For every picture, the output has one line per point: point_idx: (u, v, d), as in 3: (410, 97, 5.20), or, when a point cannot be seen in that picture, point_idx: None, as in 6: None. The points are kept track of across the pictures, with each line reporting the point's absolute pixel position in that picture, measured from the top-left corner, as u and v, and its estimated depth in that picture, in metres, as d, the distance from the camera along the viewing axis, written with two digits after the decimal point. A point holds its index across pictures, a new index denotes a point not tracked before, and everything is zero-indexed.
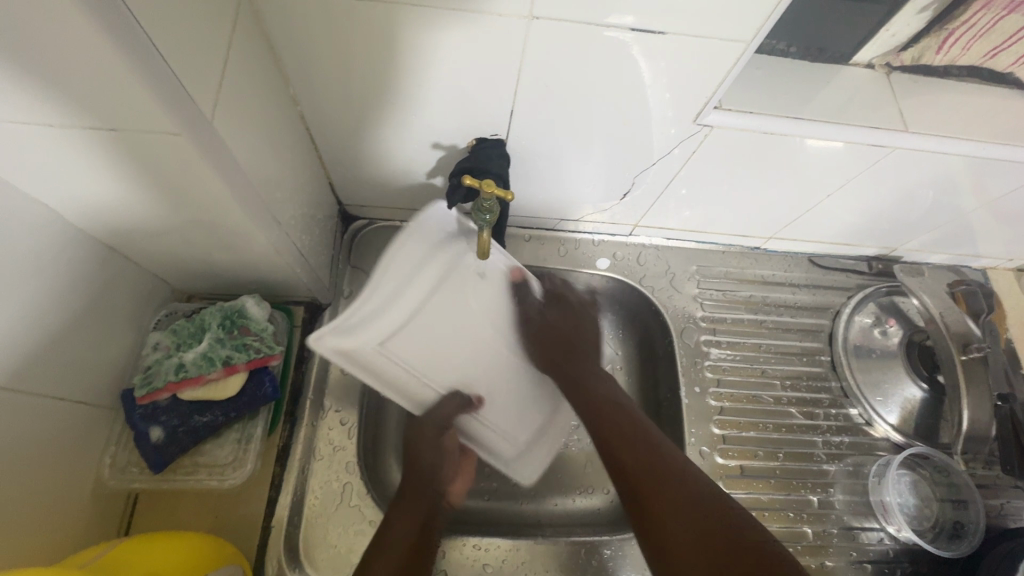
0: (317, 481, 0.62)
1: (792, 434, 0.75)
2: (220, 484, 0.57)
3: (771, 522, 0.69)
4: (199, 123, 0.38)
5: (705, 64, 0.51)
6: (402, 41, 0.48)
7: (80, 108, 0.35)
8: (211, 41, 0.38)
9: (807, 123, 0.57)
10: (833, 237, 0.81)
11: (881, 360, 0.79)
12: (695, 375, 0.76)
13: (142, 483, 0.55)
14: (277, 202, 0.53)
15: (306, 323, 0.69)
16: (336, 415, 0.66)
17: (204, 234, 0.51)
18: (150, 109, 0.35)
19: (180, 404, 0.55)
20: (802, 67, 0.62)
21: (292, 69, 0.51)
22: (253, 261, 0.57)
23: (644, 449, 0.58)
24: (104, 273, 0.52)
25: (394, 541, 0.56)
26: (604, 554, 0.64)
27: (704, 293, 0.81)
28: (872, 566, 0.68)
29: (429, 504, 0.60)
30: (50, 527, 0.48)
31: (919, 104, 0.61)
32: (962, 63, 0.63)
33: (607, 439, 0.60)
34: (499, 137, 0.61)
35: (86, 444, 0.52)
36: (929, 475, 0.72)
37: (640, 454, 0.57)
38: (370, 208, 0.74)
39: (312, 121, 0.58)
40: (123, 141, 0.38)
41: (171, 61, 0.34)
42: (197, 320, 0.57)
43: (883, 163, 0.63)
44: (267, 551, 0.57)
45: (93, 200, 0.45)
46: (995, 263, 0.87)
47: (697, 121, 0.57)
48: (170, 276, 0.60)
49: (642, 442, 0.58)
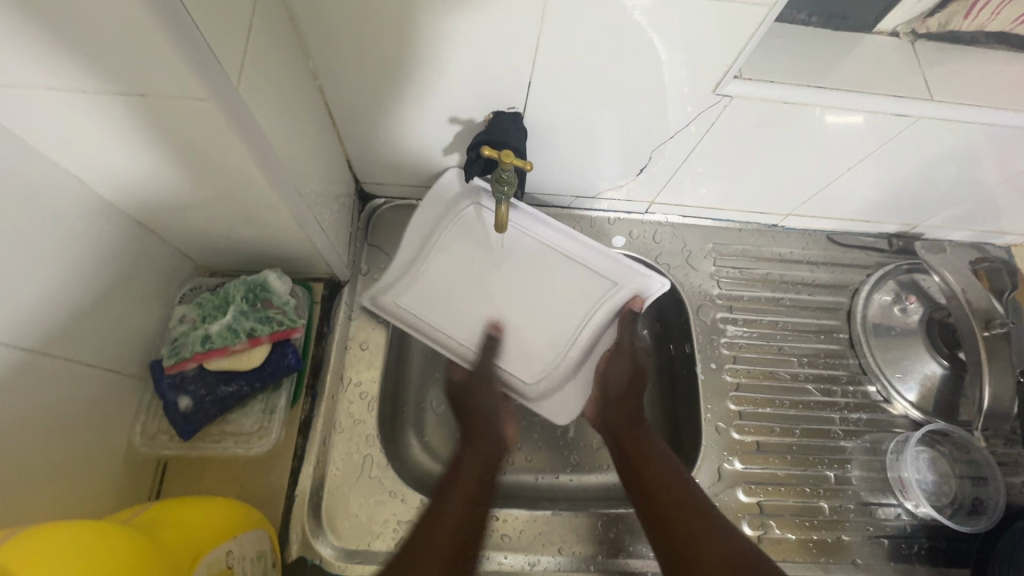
0: (338, 453, 0.64)
1: (809, 411, 0.74)
2: (247, 451, 0.59)
3: (787, 497, 0.69)
4: (226, 91, 0.39)
5: (727, 32, 0.50)
6: (420, 11, 0.48)
7: (111, 75, 0.36)
8: (235, 9, 0.39)
9: (830, 93, 0.56)
10: (853, 213, 0.79)
11: (901, 338, 0.78)
12: (711, 352, 0.76)
13: (172, 449, 0.57)
14: (298, 176, 0.53)
15: (325, 300, 0.69)
16: (355, 388, 0.68)
17: (229, 207, 0.52)
18: (180, 76, 0.35)
19: (206, 374, 0.56)
20: (823, 37, 0.61)
21: (311, 42, 0.52)
22: (275, 235, 0.58)
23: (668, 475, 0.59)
24: (132, 245, 0.53)
25: (455, 505, 0.55)
26: (620, 527, 0.65)
27: (721, 271, 0.81)
28: (889, 541, 0.68)
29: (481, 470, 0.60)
30: (86, 489, 0.50)
31: (945, 73, 0.60)
32: (991, 30, 0.62)
33: (652, 504, 0.56)
34: (517, 110, 0.60)
35: (117, 412, 0.54)
36: (948, 453, 0.72)
37: (664, 479, 0.58)
38: (387, 185, 0.75)
39: (331, 96, 0.58)
40: (150, 109, 0.39)
41: (201, 27, 0.35)
42: (221, 293, 0.58)
43: (906, 135, 0.61)
44: (292, 518, 0.59)
45: (121, 171, 0.46)
46: (1020, 240, 0.85)
47: (717, 92, 0.56)
48: (194, 251, 0.61)
49: (664, 468, 0.59)
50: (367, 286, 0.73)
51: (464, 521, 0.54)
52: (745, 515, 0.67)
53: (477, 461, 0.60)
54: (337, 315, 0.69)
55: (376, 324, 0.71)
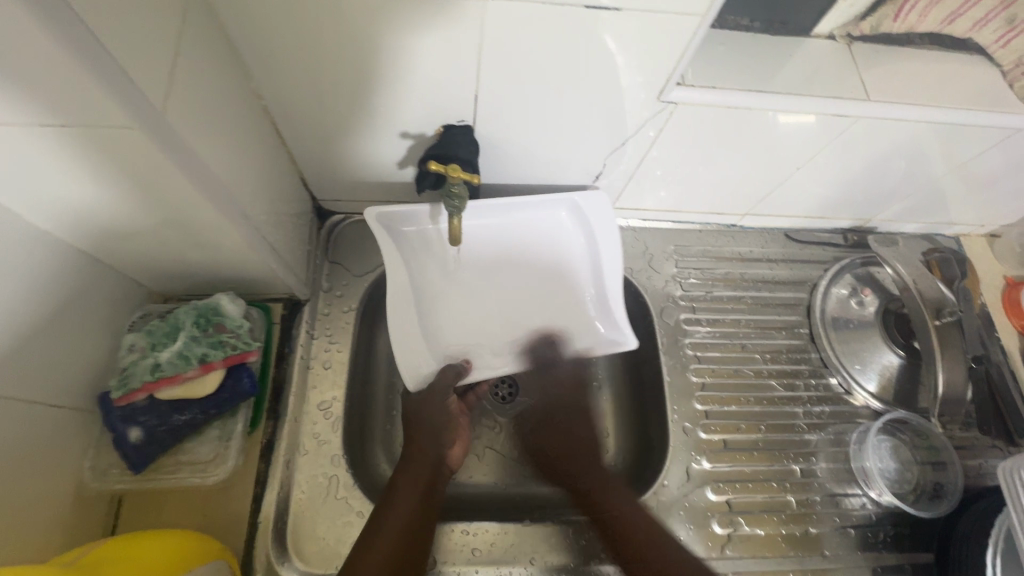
0: (303, 476, 0.63)
1: (773, 407, 0.76)
2: (204, 480, 0.58)
3: (755, 493, 0.70)
4: (153, 118, 0.38)
5: (666, 39, 0.50)
6: (357, 28, 0.48)
7: (31, 108, 0.35)
8: (157, 34, 0.38)
9: (772, 96, 0.58)
10: (808, 211, 0.81)
11: (858, 330, 0.80)
12: (676, 354, 0.77)
13: (125, 483, 0.56)
14: (244, 198, 0.53)
15: (285, 319, 0.69)
16: (319, 407, 0.66)
17: (174, 233, 0.51)
18: (102, 106, 0.35)
19: (159, 404, 0.55)
20: (764, 42, 0.62)
21: (251, 61, 0.51)
22: (226, 258, 0.57)
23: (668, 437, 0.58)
24: (76, 276, 0.52)
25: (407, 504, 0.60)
26: (591, 534, 0.65)
27: (683, 273, 0.82)
28: (856, 531, 0.69)
29: (433, 468, 0.65)
30: (38, 532, 0.48)
31: (880, 72, 0.62)
32: (922, 30, 0.64)
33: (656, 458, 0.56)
34: (467, 123, 0.61)
35: (66, 449, 0.52)
36: (909, 440, 0.73)
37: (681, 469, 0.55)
38: (346, 202, 0.74)
39: (277, 115, 0.58)
40: (78, 138, 0.38)
41: (116, 54, 0.34)
42: (171, 319, 0.57)
43: (848, 134, 0.63)
44: (255, 546, 0.58)
45: (58, 205, 0.45)
46: (967, 230, 0.88)
47: (661, 99, 0.58)
48: (145, 277, 0.60)
49: (614, 505, 0.66)
50: (329, 303, 0.72)
51: (420, 517, 0.60)
52: (715, 514, 0.68)
53: (427, 460, 0.65)
54: (298, 336, 0.68)
55: (337, 341, 0.70)
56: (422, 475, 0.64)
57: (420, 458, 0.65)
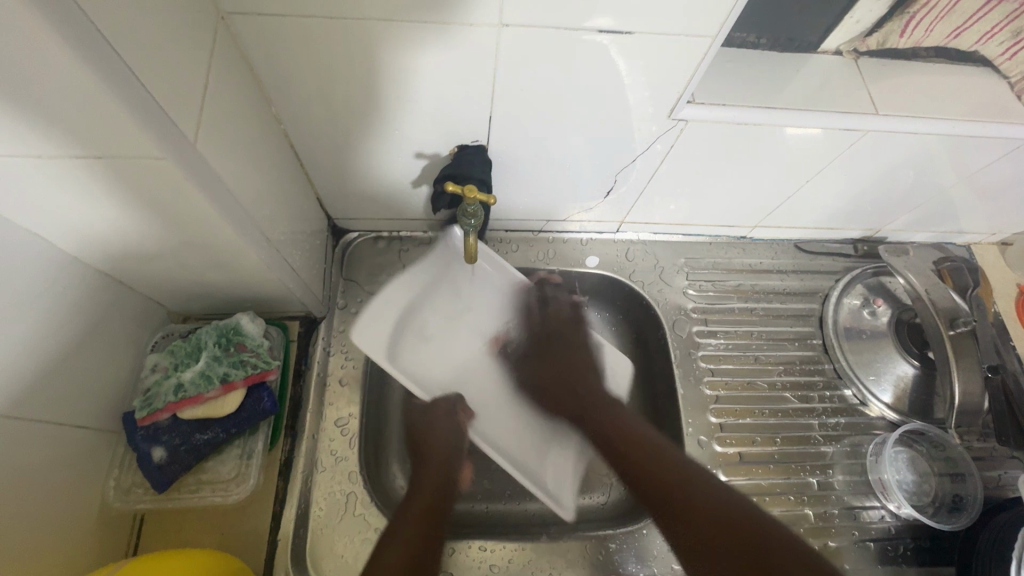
0: (320, 493, 0.63)
1: (789, 419, 0.76)
2: (224, 500, 0.58)
3: (772, 506, 0.70)
4: (183, 146, 0.39)
5: (676, 58, 0.51)
6: (375, 53, 0.49)
7: (68, 140, 0.36)
8: (186, 66, 0.40)
9: (781, 113, 0.58)
10: (818, 222, 0.82)
11: (871, 341, 0.80)
12: (689, 367, 0.77)
13: (147, 502, 0.56)
14: (265, 220, 0.54)
15: (301, 337, 0.70)
16: (335, 424, 0.67)
17: (199, 256, 0.52)
18: (137, 137, 0.36)
19: (180, 423, 0.56)
20: (771, 59, 0.63)
21: (272, 88, 0.53)
22: (247, 279, 0.58)
23: (653, 446, 0.64)
24: (102, 298, 0.53)
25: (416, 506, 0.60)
26: (608, 548, 0.65)
27: (694, 285, 0.83)
28: (875, 545, 0.68)
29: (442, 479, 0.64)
30: (64, 553, 0.49)
31: (888, 86, 0.62)
32: (929, 44, 0.65)
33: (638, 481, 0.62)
34: (480, 143, 0.62)
35: (90, 469, 0.53)
36: (926, 452, 0.73)
37: (647, 458, 0.63)
38: (360, 220, 0.76)
39: (295, 139, 0.59)
40: (109, 167, 0.39)
41: (149, 87, 0.36)
42: (192, 339, 0.58)
43: (858, 147, 0.63)
44: (274, 564, 0.58)
45: (88, 231, 0.46)
46: (978, 238, 0.88)
47: (672, 117, 0.58)
48: (167, 298, 0.61)
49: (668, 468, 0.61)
50: (344, 320, 0.73)
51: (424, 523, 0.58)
52: None
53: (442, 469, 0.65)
54: (314, 353, 0.69)
55: (352, 358, 0.71)
56: (420, 506, 0.60)
57: (437, 466, 0.65)
